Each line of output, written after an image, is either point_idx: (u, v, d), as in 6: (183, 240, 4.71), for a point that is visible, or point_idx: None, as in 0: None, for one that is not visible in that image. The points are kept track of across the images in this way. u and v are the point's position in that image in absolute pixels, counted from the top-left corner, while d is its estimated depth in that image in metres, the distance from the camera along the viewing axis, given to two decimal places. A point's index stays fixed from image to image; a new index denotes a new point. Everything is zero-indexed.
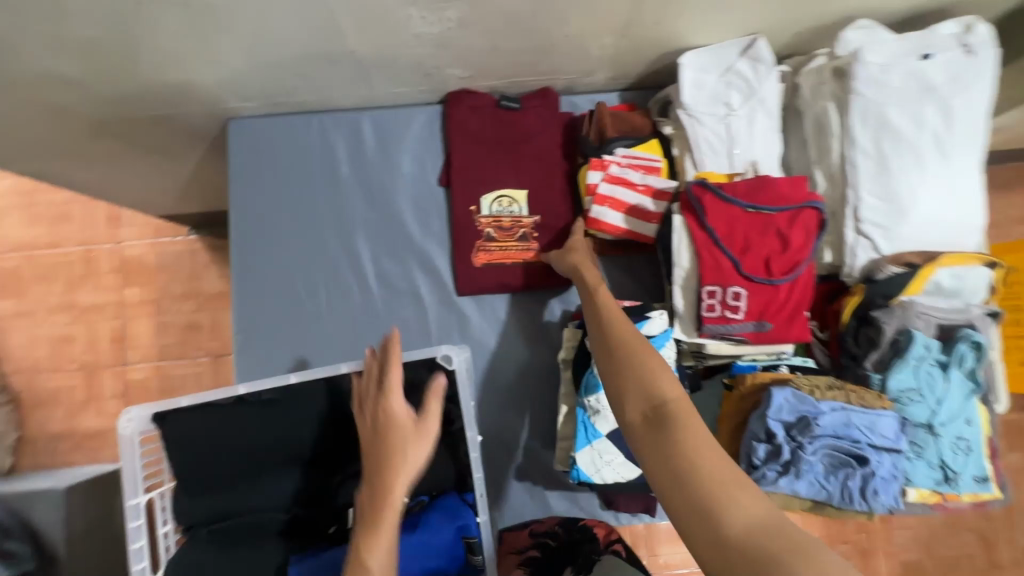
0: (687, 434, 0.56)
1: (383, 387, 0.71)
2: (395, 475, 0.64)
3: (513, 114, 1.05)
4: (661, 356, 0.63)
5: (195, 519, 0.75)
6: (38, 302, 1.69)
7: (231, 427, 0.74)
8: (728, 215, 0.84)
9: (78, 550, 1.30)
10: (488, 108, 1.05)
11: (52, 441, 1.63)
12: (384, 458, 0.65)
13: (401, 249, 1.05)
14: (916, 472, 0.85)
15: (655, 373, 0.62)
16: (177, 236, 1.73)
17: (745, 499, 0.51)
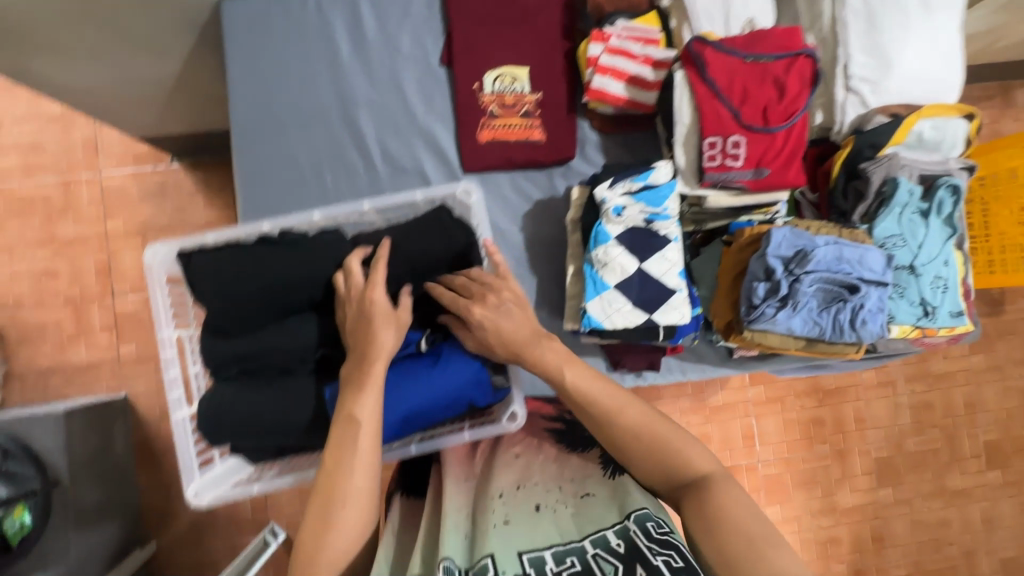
0: (710, 499, 0.64)
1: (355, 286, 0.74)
2: (368, 352, 0.70)
3: None
4: (682, 434, 0.70)
5: (224, 358, 0.76)
6: (16, 237, 1.60)
7: (255, 265, 0.75)
8: (728, 67, 0.88)
9: (81, 475, 1.32)
10: None
11: (43, 376, 1.57)
12: (359, 341, 0.71)
13: (405, 128, 1.06)
14: (899, 309, 0.92)
15: (676, 454, 0.68)
16: (159, 165, 1.65)
17: (767, 543, 0.60)
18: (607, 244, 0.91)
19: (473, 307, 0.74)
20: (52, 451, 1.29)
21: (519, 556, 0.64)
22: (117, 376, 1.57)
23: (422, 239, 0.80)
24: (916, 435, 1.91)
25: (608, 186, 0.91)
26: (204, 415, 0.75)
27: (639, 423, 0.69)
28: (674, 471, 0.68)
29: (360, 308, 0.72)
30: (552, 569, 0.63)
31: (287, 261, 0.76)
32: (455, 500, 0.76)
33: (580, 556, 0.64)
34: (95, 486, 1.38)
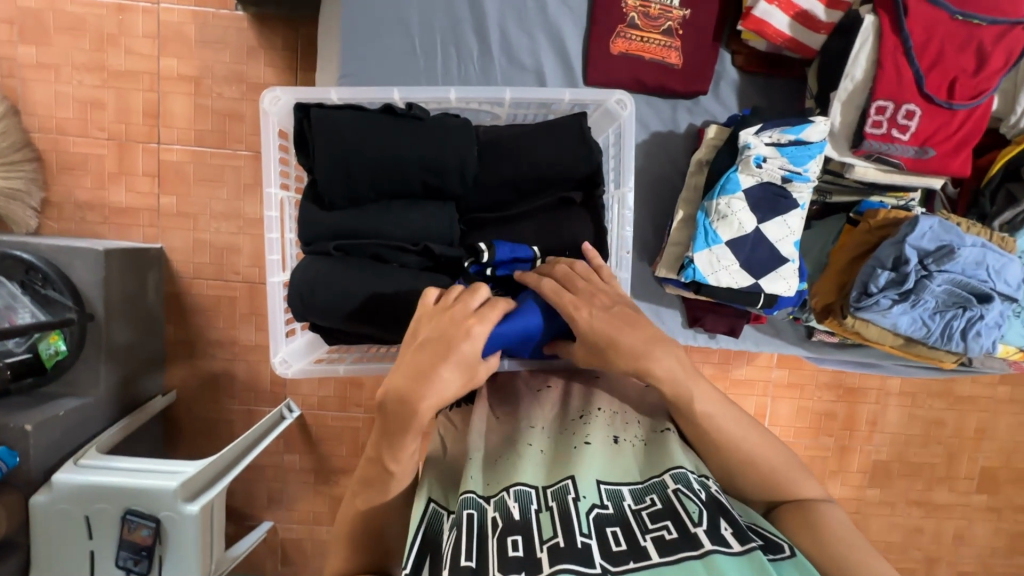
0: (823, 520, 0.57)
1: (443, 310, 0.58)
2: (420, 399, 0.53)
3: None
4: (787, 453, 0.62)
5: (321, 233, 0.72)
6: (63, 56, 1.44)
7: (377, 133, 0.68)
8: (929, 22, 0.76)
9: (114, 316, 1.32)
10: None
11: (80, 210, 1.48)
12: (413, 369, 0.54)
13: (532, 17, 0.94)
14: (1011, 329, 0.87)
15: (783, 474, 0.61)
16: (221, 10, 1.44)
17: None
18: (733, 195, 0.84)
19: (582, 309, 0.62)
20: (89, 285, 1.27)
21: (597, 485, 0.55)
22: (156, 225, 1.50)
23: (555, 148, 0.73)
24: (920, 447, 1.80)
25: (754, 132, 0.82)
26: (295, 285, 0.72)
27: (744, 441, 0.61)
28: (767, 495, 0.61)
29: (429, 334, 0.56)
30: (631, 507, 0.54)
31: (413, 135, 0.69)
32: (526, 416, 0.65)
33: (660, 494, 0.54)
34: (127, 327, 1.37)
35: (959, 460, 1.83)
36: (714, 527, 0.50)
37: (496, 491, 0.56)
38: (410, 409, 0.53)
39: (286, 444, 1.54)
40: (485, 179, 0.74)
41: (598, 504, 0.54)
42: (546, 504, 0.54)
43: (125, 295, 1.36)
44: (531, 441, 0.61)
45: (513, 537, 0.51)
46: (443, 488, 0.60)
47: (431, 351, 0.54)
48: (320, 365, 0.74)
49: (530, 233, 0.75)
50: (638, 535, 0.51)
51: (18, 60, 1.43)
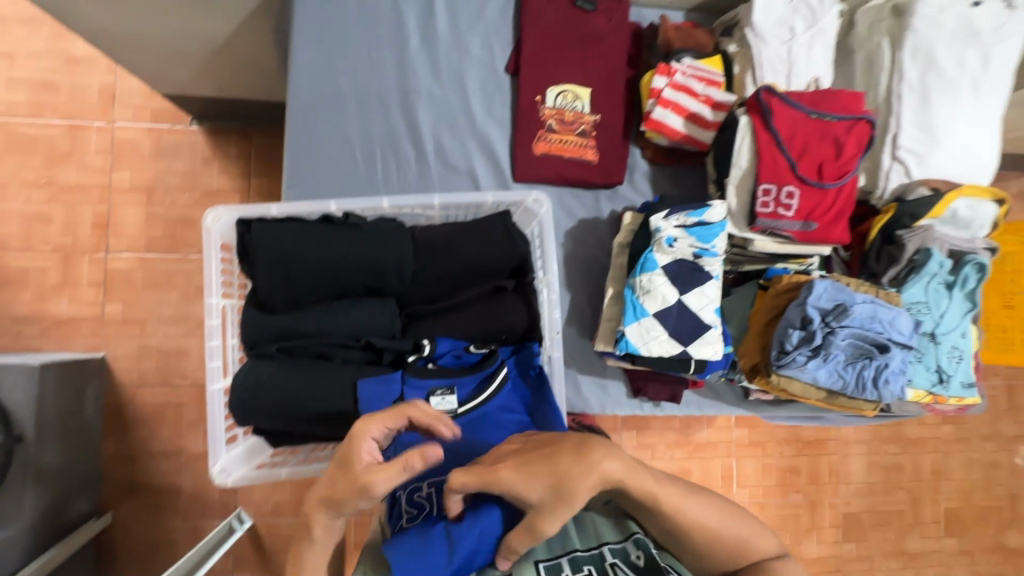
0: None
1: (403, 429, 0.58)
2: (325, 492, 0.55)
3: (586, 15, 1.07)
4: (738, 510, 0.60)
5: (264, 336, 0.74)
6: (11, 175, 1.55)
7: (316, 241, 0.73)
8: (792, 120, 0.91)
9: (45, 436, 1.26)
10: (564, 5, 1.06)
11: (17, 324, 1.52)
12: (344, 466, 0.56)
13: (462, 127, 1.06)
14: (915, 373, 0.96)
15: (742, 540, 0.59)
16: (176, 124, 1.63)
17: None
18: (653, 272, 0.92)
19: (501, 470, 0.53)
20: (19, 405, 1.22)
21: (535, 564, 0.55)
22: (99, 333, 1.54)
23: (485, 243, 0.79)
24: (884, 495, 1.84)
25: (663, 217, 0.92)
26: (236, 392, 0.72)
27: (701, 522, 0.57)
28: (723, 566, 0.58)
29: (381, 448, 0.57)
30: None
31: (350, 240, 0.75)
32: None
33: (597, 566, 0.55)
34: (57, 446, 1.31)
35: (924, 504, 1.86)
36: None
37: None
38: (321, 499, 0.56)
39: (236, 562, 1.48)
40: (421, 274, 0.80)
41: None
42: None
43: (61, 411, 1.32)
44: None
45: None
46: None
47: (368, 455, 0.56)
48: (262, 471, 0.73)
49: (462, 323, 0.80)
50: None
51: None
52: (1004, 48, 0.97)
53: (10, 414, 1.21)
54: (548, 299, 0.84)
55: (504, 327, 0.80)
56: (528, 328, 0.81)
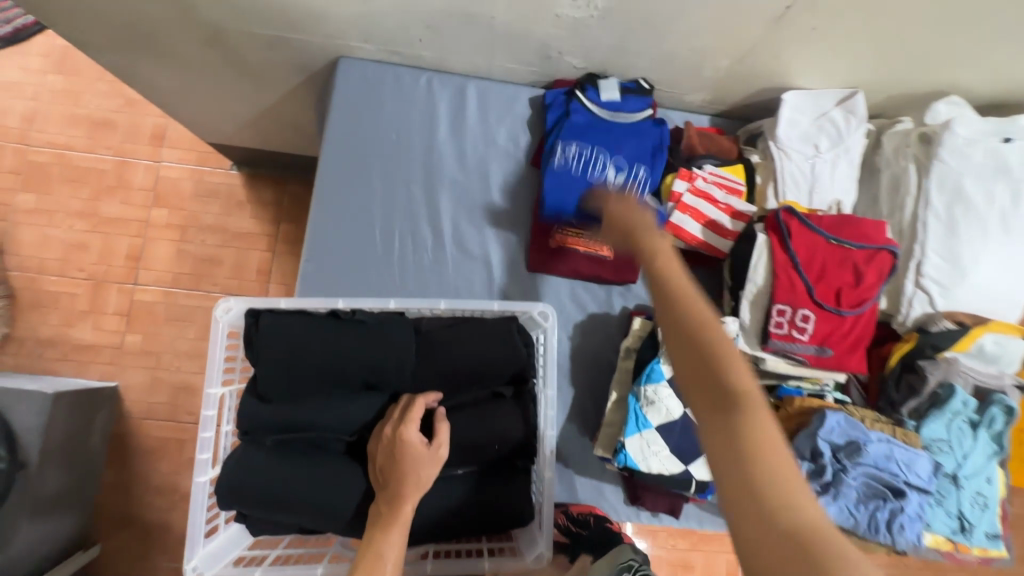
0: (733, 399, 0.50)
1: (397, 431, 0.73)
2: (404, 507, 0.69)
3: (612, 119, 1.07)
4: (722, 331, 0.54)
5: (258, 427, 0.74)
6: (59, 204, 1.65)
7: (323, 339, 0.74)
8: (811, 243, 0.90)
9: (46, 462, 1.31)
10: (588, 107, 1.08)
11: (40, 345, 1.57)
12: (397, 489, 0.70)
13: (482, 214, 1.08)
14: (935, 518, 0.90)
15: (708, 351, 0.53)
16: (217, 168, 1.72)
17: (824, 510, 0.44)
18: (658, 383, 0.90)
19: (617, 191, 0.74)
20: (29, 433, 1.29)
21: None
22: (115, 363, 1.59)
23: (489, 347, 0.80)
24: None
25: None
26: (225, 479, 0.72)
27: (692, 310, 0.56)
28: (715, 370, 0.51)
29: (394, 453, 0.72)
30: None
31: (358, 340, 0.76)
32: None
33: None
34: (60, 472, 1.37)
35: None
36: None
37: None
38: (393, 513, 0.68)
39: None
40: (423, 373, 0.80)
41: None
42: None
43: (68, 437, 1.38)
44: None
45: None
46: None
47: (401, 464, 0.70)
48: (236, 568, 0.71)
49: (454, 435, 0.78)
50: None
51: (16, 208, 1.63)
52: None
53: (16, 438, 1.28)
54: (545, 413, 0.82)
55: (495, 437, 0.78)
56: (524, 437, 0.80)
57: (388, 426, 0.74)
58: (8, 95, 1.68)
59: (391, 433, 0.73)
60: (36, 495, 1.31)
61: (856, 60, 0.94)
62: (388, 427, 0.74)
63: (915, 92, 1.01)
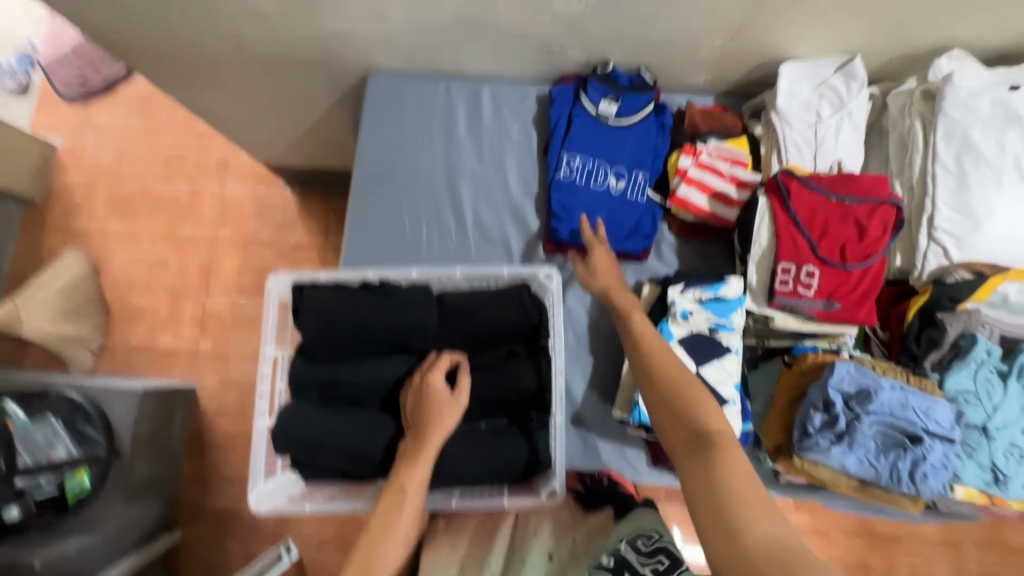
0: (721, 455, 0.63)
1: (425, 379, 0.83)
2: (427, 442, 0.78)
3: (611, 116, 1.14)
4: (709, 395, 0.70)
5: (304, 384, 0.86)
6: (143, 229, 1.88)
7: (357, 304, 0.85)
8: (812, 201, 0.93)
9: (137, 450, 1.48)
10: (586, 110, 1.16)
11: (130, 353, 1.79)
12: (421, 425, 0.79)
13: (500, 201, 1.18)
14: (965, 469, 0.88)
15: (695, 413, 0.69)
16: (273, 190, 1.92)
17: (777, 522, 0.57)
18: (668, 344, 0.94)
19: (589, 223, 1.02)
20: (122, 423, 1.45)
21: None
22: (192, 366, 1.78)
23: (503, 310, 0.88)
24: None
25: (679, 289, 0.95)
26: (279, 424, 0.84)
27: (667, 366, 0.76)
28: (694, 426, 0.67)
29: (421, 395, 0.82)
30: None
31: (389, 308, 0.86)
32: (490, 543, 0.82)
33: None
34: (148, 460, 1.54)
35: None
36: None
37: None
38: (415, 453, 0.77)
39: None
40: (445, 336, 0.90)
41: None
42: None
43: (154, 429, 1.56)
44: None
45: None
46: None
47: (428, 404, 0.80)
48: (289, 503, 0.82)
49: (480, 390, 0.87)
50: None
51: (108, 234, 1.87)
52: None
53: (112, 428, 1.43)
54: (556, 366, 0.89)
55: (513, 390, 0.87)
56: (538, 390, 0.88)
57: (419, 373, 0.84)
58: (101, 139, 1.94)
59: (419, 381, 0.83)
60: (130, 480, 1.47)
61: (850, 25, 0.97)
62: (416, 376, 0.84)
63: (915, 52, 1.02)
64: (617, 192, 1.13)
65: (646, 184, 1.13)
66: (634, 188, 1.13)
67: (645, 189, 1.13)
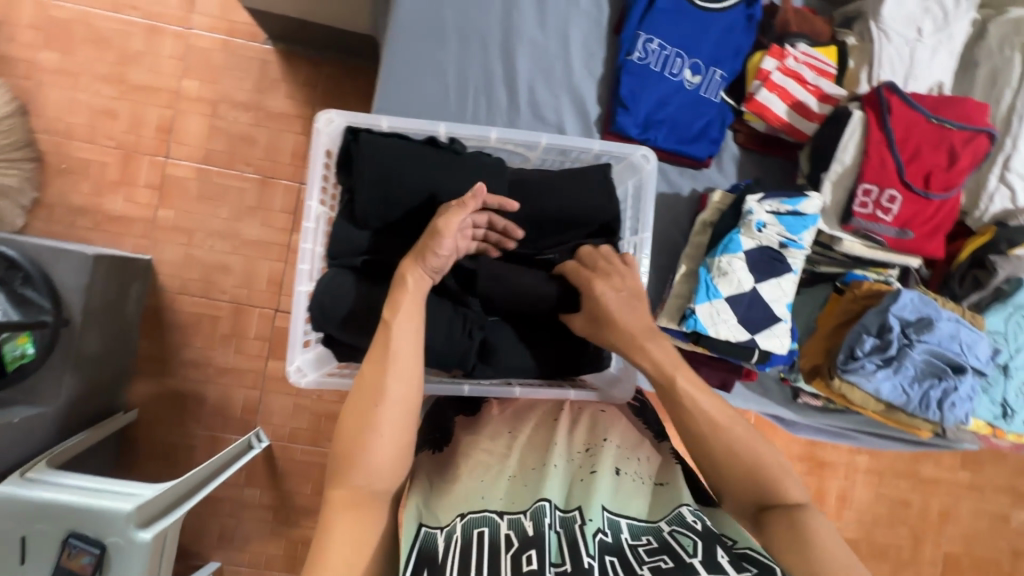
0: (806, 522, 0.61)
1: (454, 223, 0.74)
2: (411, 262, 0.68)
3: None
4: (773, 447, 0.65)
5: (348, 249, 0.75)
6: (85, 65, 1.54)
7: (424, 164, 0.73)
8: (909, 121, 0.88)
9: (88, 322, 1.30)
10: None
11: (72, 214, 1.53)
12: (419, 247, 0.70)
13: (559, 80, 1.04)
14: (979, 404, 0.94)
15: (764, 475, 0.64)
16: (251, 42, 1.60)
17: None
18: (734, 254, 0.91)
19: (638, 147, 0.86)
20: (71, 290, 1.26)
21: (602, 510, 0.60)
22: (149, 237, 1.55)
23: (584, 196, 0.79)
24: (887, 527, 1.79)
25: (757, 200, 0.90)
26: (319, 297, 0.73)
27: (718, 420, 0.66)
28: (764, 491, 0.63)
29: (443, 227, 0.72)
30: (628, 541, 0.57)
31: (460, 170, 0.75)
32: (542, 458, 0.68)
33: (657, 534, 0.58)
34: (99, 336, 1.36)
35: (912, 524, 1.81)
36: (708, 557, 0.53)
37: (516, 510, 0.60)
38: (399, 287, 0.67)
39: (248, 477, 1.55)
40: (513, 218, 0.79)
41: (603, 528, 0.58)
42: (555, 524, 0.57)
43: (106, 303, 1.36)
44: (555, 462, 0.66)
45: (529, 552, 0.53)
46: (430, 511, 0.61)
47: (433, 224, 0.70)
48: (334, 379, 0.75)
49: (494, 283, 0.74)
50: (635, 565, 0.53)
51: (38, 65, 1.52)
52: None
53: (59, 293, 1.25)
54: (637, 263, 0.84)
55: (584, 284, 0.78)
56: None
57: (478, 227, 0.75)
58: None
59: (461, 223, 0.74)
60: (79, 352, 1.30)
61: None
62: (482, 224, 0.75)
63: None
64: (690, 88, 1.02)
65: (721, 84, 1.03)
66: (708, 86, 1.02)
67: (720, 90, 1.03)
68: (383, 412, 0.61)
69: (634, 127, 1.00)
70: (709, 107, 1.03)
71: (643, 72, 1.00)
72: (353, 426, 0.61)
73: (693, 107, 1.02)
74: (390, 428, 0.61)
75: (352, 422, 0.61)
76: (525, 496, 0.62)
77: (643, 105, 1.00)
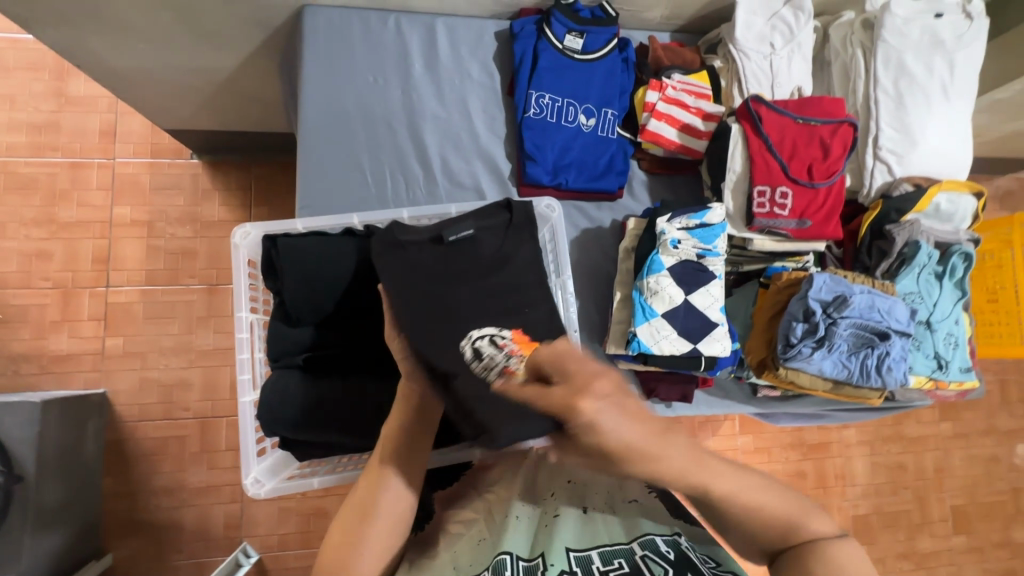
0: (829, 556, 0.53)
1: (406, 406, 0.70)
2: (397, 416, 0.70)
3: (578, 47, 1.10)
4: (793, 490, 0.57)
5: (289, 349, 0.76)
6: (10, 213, 1.54)
7: (341, 255, 0.76)
8: (780, 124, 0.97)
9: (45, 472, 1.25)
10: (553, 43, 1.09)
11: (15, 362, 1.49)
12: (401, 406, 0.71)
13: (467, 147, 1.11)
14: (916, 360, 1.00)
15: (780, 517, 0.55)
16: (177, 159, 1.64)
17: None
18: (660, 273, 0.96)
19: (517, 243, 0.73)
20: (20, 442, 1.22)
21: (566, 551, 0.59)
22: (99, 369, 1.52)
23: None
24: (891, 495, 1.82)
25: (666, 220, 0.96)
26: (266, 403, 0.74)
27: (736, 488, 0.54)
28: (777, 532, 0.55)
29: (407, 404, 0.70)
30: (599, 569, 0.57)
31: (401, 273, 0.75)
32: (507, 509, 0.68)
33: (628, 558, 0.57)
34: (58, 484, 1.30)
35: (913, 487, 1.84)
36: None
37: (480, 569, 0.60)
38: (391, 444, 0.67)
39: None
40: None
41: (567, 570, 0.57)
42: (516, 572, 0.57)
43: (60, 447, 1.31)
44: (517, 513, 0.67)
45: None
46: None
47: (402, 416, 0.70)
48: (292, 481, 0.74)
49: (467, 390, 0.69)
50: None
51: None
52: (970, 53, 1.04)
53: (10, 452, 1.20)
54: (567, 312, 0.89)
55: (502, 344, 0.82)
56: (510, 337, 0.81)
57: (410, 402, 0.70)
58: None
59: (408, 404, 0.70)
60: (39, 506, 1.24)
61: None
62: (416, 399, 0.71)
63: None
64: (587, 130, 1.11)
65: (615, 121, 1.12)
66: (604, 126, 1.11)
67: (615, 126, 1.12)
68: (372, 528, 0.62)
69: (544, 176, 1.08)
70: (609, 145, 1.11)
71: (541, 126, 1.08)
72: (336, 539, 0.62)
73: (595, 149, 1.10)
74: (372, 540, 0.61)
75: (336, 540, 0.61)
76: (490, 553, 0.62)
77: (549, 155, 1.08)
